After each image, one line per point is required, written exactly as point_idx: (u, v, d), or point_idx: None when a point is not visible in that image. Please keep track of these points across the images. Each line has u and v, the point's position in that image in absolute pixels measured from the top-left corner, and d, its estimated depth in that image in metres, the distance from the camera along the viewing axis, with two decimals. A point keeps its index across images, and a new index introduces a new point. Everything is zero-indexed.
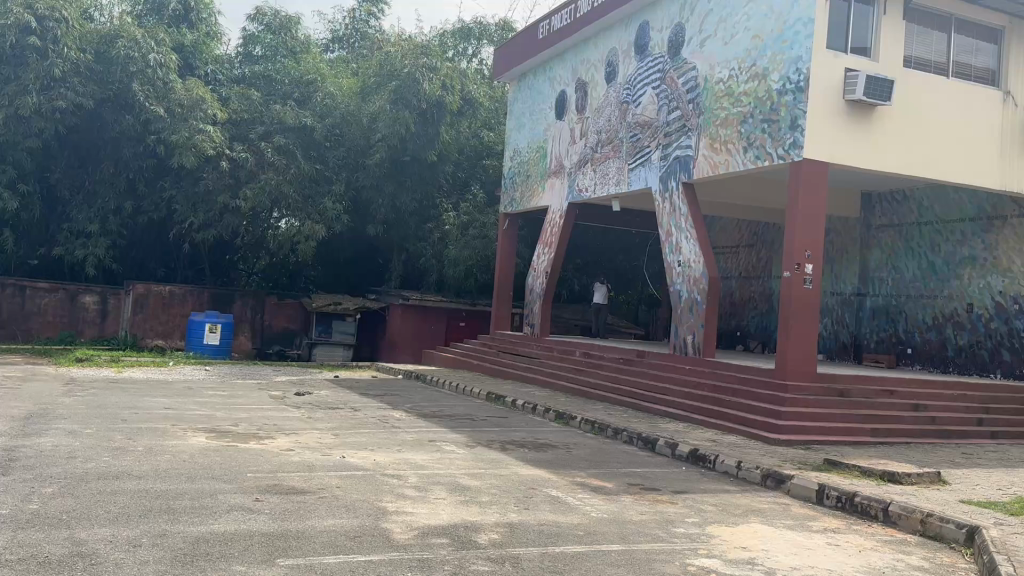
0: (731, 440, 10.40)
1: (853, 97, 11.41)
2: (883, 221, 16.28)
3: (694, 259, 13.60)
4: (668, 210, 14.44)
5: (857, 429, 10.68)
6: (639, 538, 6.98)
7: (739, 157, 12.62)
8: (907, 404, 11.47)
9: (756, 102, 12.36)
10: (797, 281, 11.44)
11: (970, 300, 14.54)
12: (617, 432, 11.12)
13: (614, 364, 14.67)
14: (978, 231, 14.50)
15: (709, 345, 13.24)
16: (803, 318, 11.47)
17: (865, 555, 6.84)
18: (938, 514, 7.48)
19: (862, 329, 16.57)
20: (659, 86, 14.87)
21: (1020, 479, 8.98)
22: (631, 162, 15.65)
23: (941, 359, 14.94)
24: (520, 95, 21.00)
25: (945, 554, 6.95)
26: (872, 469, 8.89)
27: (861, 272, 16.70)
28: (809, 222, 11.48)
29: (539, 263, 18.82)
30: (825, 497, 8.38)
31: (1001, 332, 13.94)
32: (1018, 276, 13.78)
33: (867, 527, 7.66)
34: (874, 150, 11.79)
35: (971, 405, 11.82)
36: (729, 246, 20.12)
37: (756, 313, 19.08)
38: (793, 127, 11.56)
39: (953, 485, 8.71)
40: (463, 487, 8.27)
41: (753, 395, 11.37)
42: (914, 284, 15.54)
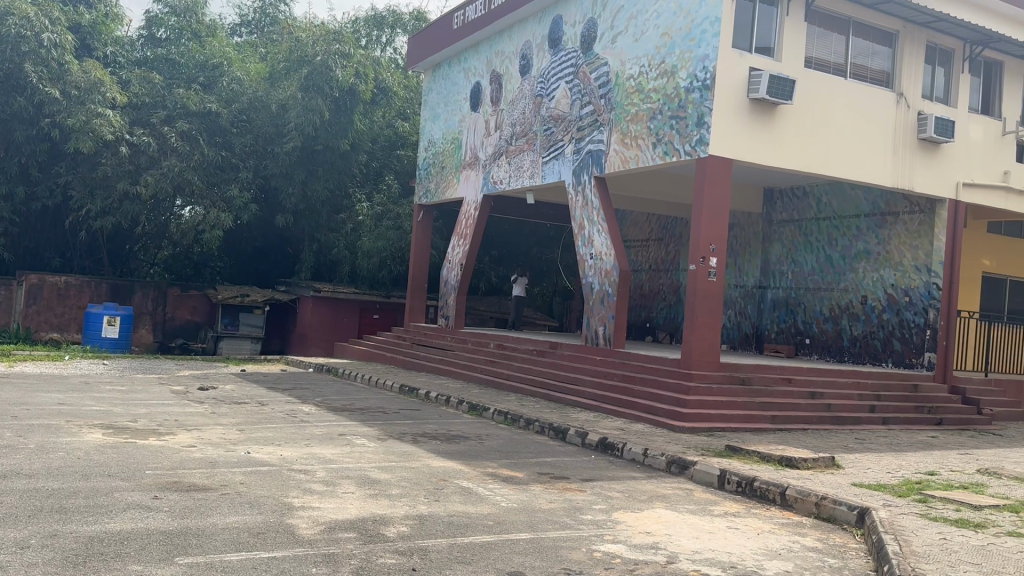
0: (639, 428, 10.63)
1: (757, 96, 11.78)
2: (784, 215, 16.88)
3: (605, 252, 13.81)
4: (581, 202, 14.58)
5: (757, 416, 11.08)
6: (547, 526, 7.06)
7: (649, 152, 12.85)
8: (804, 391, 11.95)
9: (665, 99, 12.61)
10: (703, 273, 11.74)
11: (864, 292, 15.20)
12: (528, 422, 11.21)
13: (528, 355, 14.79)
14: (872, 227, 15.17)
15: (619, 336, 13.48)
16: (708, 309, 11.80)
17: (763, 537, 7.10)
18: (831, 496, 7.82)
19: (763, 320, 17.16)
20: (572, 80, 15.01)
21: (906, 462, 9.48)
22: (545, 155, 15.78)
23: (837, 348, 15.62)
24: (434, 85, 20.86)
25: (837, 535, 7.28)
26: (770, 454, 9.23)
27: (763, 265, 17.31)
28: (714, 216, 11.81)
29: (453, 255, 18.79)
30: (725, 482, 8.66)
31: (892, 323, 14.59)
32: (907, 269, 14.43)
33: (766, 511, 7.95)
34: (775, 147, 12.20)
35: (864, 393, 12.40)
36: (640, 240, 20.50)
37: (665, 306, 19.55)
38: (699, 125, 11.87)
39: (845, 469, 9.12)
40: (373, 480, 8.19)
41: (659, 384, 11.66)
42: (813, 276, 16.20)
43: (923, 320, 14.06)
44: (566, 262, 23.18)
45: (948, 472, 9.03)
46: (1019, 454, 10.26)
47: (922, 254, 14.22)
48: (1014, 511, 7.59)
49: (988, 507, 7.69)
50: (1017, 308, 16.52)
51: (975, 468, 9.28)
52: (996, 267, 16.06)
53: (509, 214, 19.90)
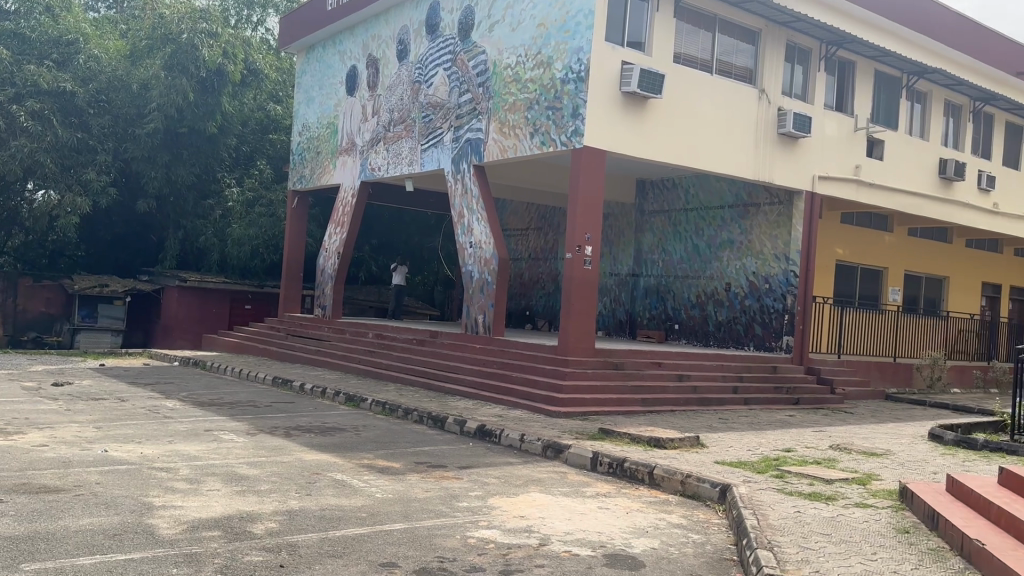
0: (516, 414, 10.74)
1: (629, 90, 12.12)
2: (655, 206, 17.44)
3: (484, 241, 13.86)
4: (460, 191, 14.57)
5: (629, 399, 11.44)
6: (422, 515, 7.04)
7: (526, 142, 12.98)
8: (672, 374, 12.44)
9: (541, 89, 12.75)
10: (578, 262, 11.99)
11: (728, 280, 15.92)
12: (406, 412, 11.12)
13: (407, 344, 14.70)
14: (735, 217, 15.87)
15: (498, 324, 13.59)
16: (583, 297, 12.08)
17: (631, 516, 7.34)
18: (695, 474, 8.16)
19: (636, 307, 17.70)
20: (450, 68, 14.94)
21: (765, 440, 10.00)
22: (423, 143, 15.68)
23: (703, 333, 16.31)
24: (308, 67, 20.31)
25: (701, 511, 7.60)
26: (640, 436, 9.54)
27: (636, 254, 17.83)
28: (589, 206, 12.06)
29: (330, 242, 18.40)
30: (598, 464, 8.88)
31: (753, 308, 15.37)
32: (767, 258, 15.23)
33: (635, 490, 8.21)
34: (646, 139, 12.59)
35: (727, 375, 13.03)
36: (520, 229, 20.69)
37: (544, 294, 19.86)
38: (574, 116, 12.10)
39: (709, 448, 9.54)
40: (240, 476, 7.93)
41: (536, 370, 11.86)
42: (681, 265, 16.84)
43: (781, 305, 14.90)
44: (446, 250, 23.17)
45: (803, 449, 9.60)
46: (866, 430, 11.02)
47: (780, 243, 15.03)
48: (861, 484, 8.14)
49: (838, 480, 8.22)
50: (866, 293, 17.71)
51: (827, 444, 9.90)
52: (848, 255, 17.16)
53: (388, 202, 19.75)
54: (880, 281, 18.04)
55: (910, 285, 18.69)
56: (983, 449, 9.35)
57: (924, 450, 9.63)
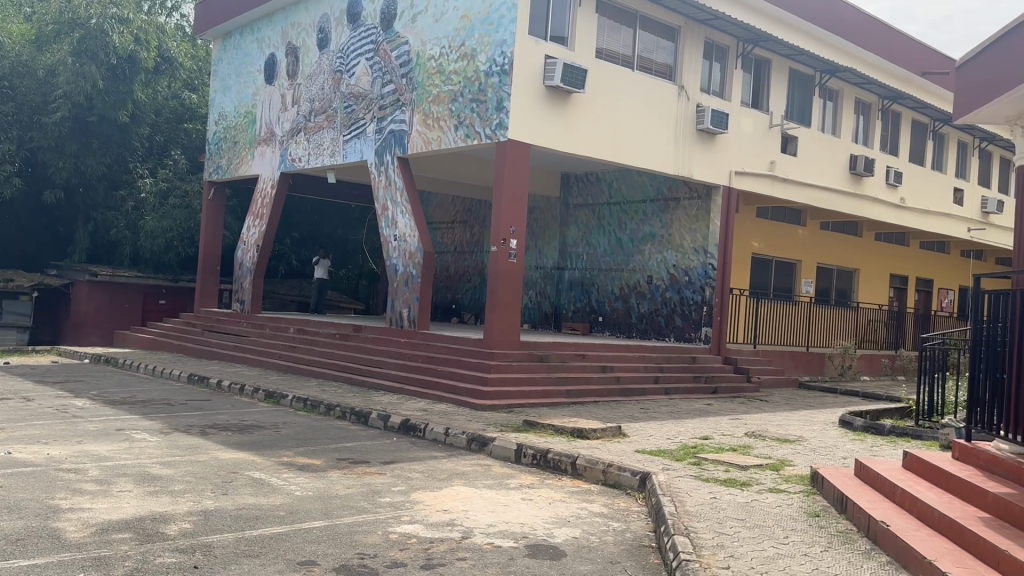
0: (441, 408, 10.72)
1: (552, 84, 12.21)
2: (579, 200, 17.62)
3: (409, 234, 13.77)
4: (383, 183, 14.43)
5: (553, 390, 11.55)
6: (342, 512, 6.96)
7: (451, 134, 12.94)
8: (595, 365, 12.62)
9: (465, 82, 12.73)
10: (504, 254, 12.02)
11: (649, 272, 16.22)
12: (329, 408, 10.96)
13: (329, 339, 14.50)
14: (656, 212, 16.16)
15: (423, 318, 13.54)
16: (508, 290, 12.13)
17: (554, 506, 7.41)
18: (616, 463, 8.29)
19: (561, 299, 17.87)
20: (372, 58, 14.75)
21: (684, 429, 10.24)
22: (345, 133, 15.47)
23: (626, 325, 16.58)
24: (225, 55, 19.77)
25: (622, 500, 7.72)
26: (563, 427, 9.64)
27: (561, 247, 17.99)
28: (514, 198, 12.10)
29: (249, 235, 17.98)
30: (522, 456, 8.92)
31: (674, 300, 15.72)
32: (687, 251, 15.57)
33: (558, 480, 8.28)
34: (569, 133, 12.71)
35: (648, 365, 13.29)
36: (446, 222, 20.64)
37: (470, 287, 19.86)
38: (499, 109, 12.12)
39: (630, 437, 9.72)
40: (153, 476, 7.69)
41: (461, 363, 11.85)
42: (605, 258, 17.08)
43: (701, 297, 15.28)
44: (371, 244, 22.96)
45: (720, 437, 9.87)
46: (780, 417, 11.40)
47: (699, 237, 15.39)
48: (774, 469, 8.42)
49: (753, 467, 8.47)
50: (781, 285, 18.30)
51: (743, 432, 10.20)
52: (764, 248, 17.68)
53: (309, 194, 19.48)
54: (795, 273, 18.66)
55: (822, 277, 19.39)
56: (890, 434, 9.76)
57: (836, 435, 10.01)
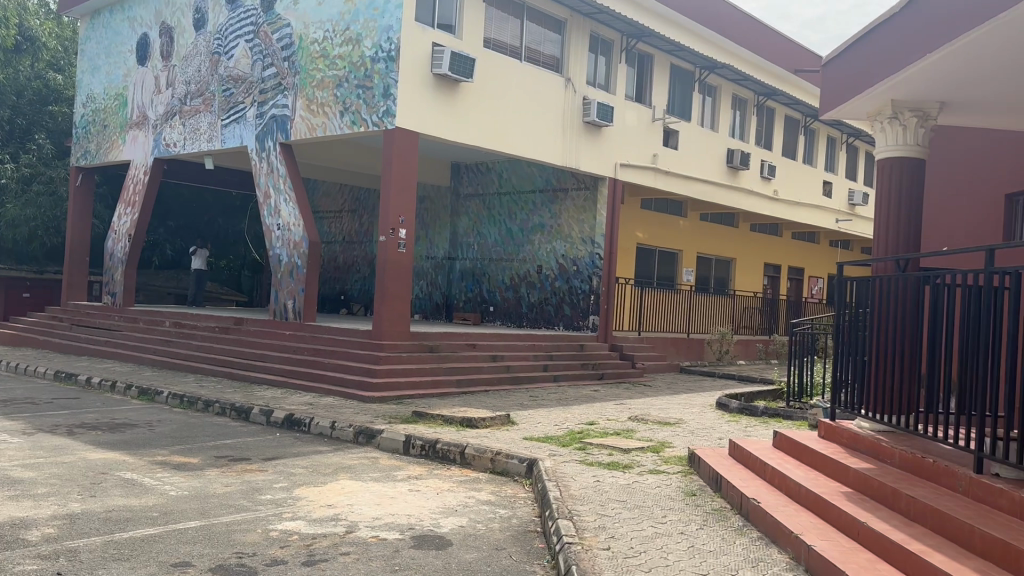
0: (327, 401, 10.51)
1: (440, 72, 12.14)
2: (469, 189, 17.62)
3: (293, 223, 13.42)
4: (265, 169, 14.02)
5: (444, 380, 11.54)
6: (220, 511, 6.72)
7: (336, 121, 12.68)
8: (485, 355, 12.68)
9: (350, 67, 12.50)
10: (392, 245, 11.92)
11: (539, 262, 16.42)
12: (208, 404, 10.58)
13: (209, 333, 13.98)
14: (545, 202, 16.36)
15: (309, 309, 13.25)
16: (397, 280, 12.03)
17: (442, 496, 7.36)
18: (504, 451, 8.32)
19: (452, 289, 17.87)
20: (252, 40, 14.26)
21: (570, 415, 10.45)
22: (224, 117, 14.93)
23: (516, 314, 16.75)
24: (93, 33, 18.67)
25: (509, 487, 7.75)
26: (452, 417, 9.62)
27: (451, 237, 17.96)
28: (402, 187, 11.98)
29: (120, 224, 17.12)
30: (410, 447, 8.81)
31: (563, 289, 15.99)
32: (575, 241, 15.85)
33: (446, 470, 8.23)
34: (457, 122, 12.68)
35: (538, 353, 13.48)
36: (334, 211, 20.25)
37: (359, 277, 19.58)
38: (385, 96, 11.96)
39: (519, 425, 9.82)
40: (12, 481, 7.20)
41: (349, 356, 11.67)
42: (495, 248, 17.18)
43: (588, 286, 15.61)
44: (253, 233, 22.54)
45: (605, 422, 10.10)
46: (662, 401, 11.78)
47: (587, 227, 15.70)
48: (655, 452, 8.69)
49: (635, 450, 8.71)
50: (664, 274, 18.91)
51: (627, 416, 10.47)
52: (648, 239, 18.21)
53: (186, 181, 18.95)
54: (677, 263, 19.30)
55: (703, 266, 20.15)
56: (763, 415, 10.23)
57: (713, 417, 10.42)
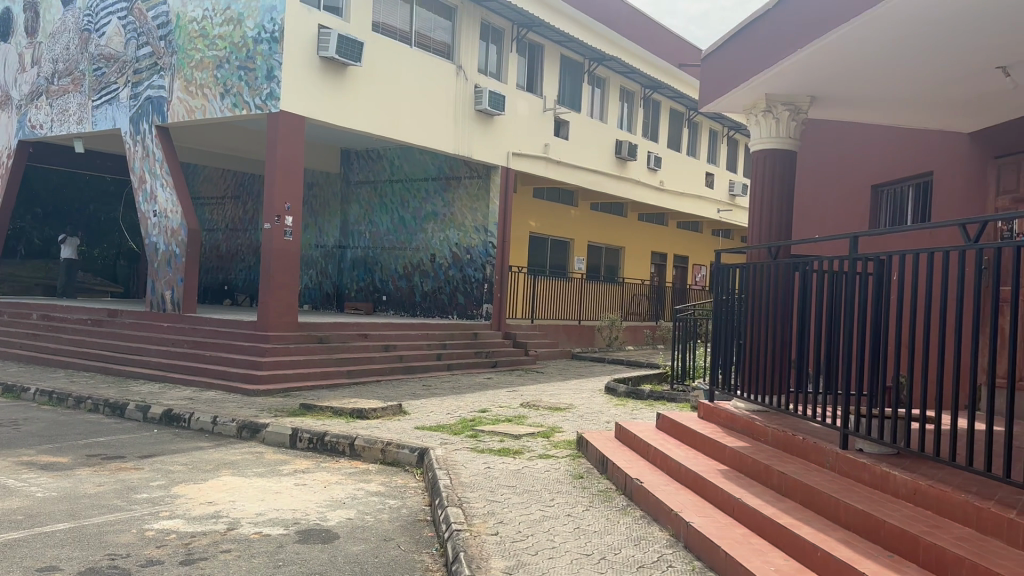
0: (209, 395, 10.15)
1: (326, 55, 11.88)
2: (360, 176, 17.34)
3: (170, 210, 12.89)
4: (140, 153, 13.41)
5: (333, 371, 11.33)
6: (92, 512, 6.38)
7: (216, 103, 12.25)
8: (377, 345, 12.53)
9: (231, 48, 12.06)
10: (278, 232, 11.62)
11: (432, 251, 16.34)
12: (79, 401, 10.03)
13: (80, 326, 13.25)
14: (438, 190, 16.24)
15: (189, 300, 12.79)
16: (283, 269, 11.76)
17: (330, 489, 7.22)
18: (395, 441, 8.24)
19: (343, 279, 17.63)
20: (125, 17, 13.53)
21: (463, 403, 10.46)
22: (95, 98, 14.17)
23: (409, 304, 16.67)
24: None
25: (400, 477, 7.68)
26: (342, 409, 9.46)
27: (341, 226, 17.66)
28: (288, 173, 11.69)
29: None
30: (297, 440, 8.60)
31: (457, 278, 15.99)
32: (468, 230, 15.85)
33: (334, 462, 8.08)
34: (344, 107, 12.42)
35: (430, 343, 13.45)
36: (216, 197, 19.52)
37: (244, 267, 19.04)
38: (269, 79, 11.61)
39: (410, 415, 9.76)
40: None
41: (232, 348, 11.30)
42: (388, 237, 16.97)
43: (482, 275, 15.67)
44: (128, 221, 21.73)
45: (496, 409, 10.17)
46: (552, 387, 11.97)
47: (479, 216, 15.72)
48: (545, 437, 8.81)
49: (526, 436, 8.81)
50: (556, 262, 19.19)
51: (518, 403, 10.59)
52: (540, 228, 18.40)
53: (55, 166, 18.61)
54: (569, 251, 19.61)
55: (593, 254, 20.54)
56: (649, 398, 10.54)
57: (601, 401, 10.65)
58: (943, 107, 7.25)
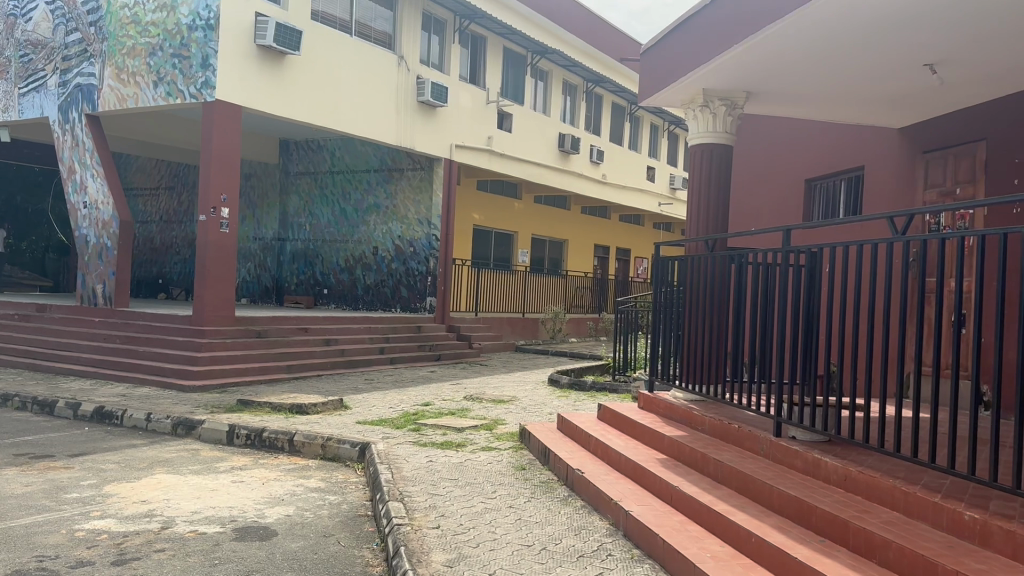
0: (143, 391, 9.90)
1: (264, 43, 11.64)
2: (299, 167, 17.08)
3: (101, 201, 12.51)
4: (69, 142, 13.01)
5: (272, 366, 11.16)
6: (18, 513, 6.16)
7: (149, 92, 11.93)
8: (318, 339, 12.39)
9: (165, 35, 11.74)
10: (214, 224, 11.38)
11: (375, 243, 16.22)
12: (5, 399, 9.69)
13: (7, 321, 12.80)
14: (380, 182, 16.10)
15: (122, 294, 12.45)
16: (220, 262, 11.52)
17: (268, 486, 7.11)
18: (335, 437, 8.16)
19: (282, 272, 17.38)
20: (52, 1, 13.08)
21: (405, 397, 10.42)
22: (22, 85, 13.78)
23: (351, 297, 16.54)
24: None
25: (340, 472, 7.61)
26: (281, 404, 9.32)
27: (280, 217, 17.38)
28: (224, 164, 11.45)
29: None
30: (234, 437, 8.45)
31: (399, 271, 15.89)
32: (411, 222, 15.75)
33: (273, 459, 7.96)
34: (283, 96, 12.21)
35: (373, 336, 13.35)
36: (150, 188, 19.02)
37: (179, 260, 18.62)
38: (204, 67, 11.33)
39: (352, 409, 9.67)
40: None
41: (168, 343, 11.04)
42: (329, 229, 16.76)
43: (425, 268, 15.60)
44: (57, 212, 21.04)
45: (439, 402, 10.15)
46: (494, 380, 11.99)
47: (423, 208, 15.62)
48: (488, 430, 8.82)
49: (468, 429, 8.81)
50: (500, 255, 19.21)
51: (461, 396, 10.59)
52: (484, 220, 18.40)
53: None
54: (512, 244, 19.65)
55: (537, 247, 20.62)
56: (591, 389, 10.65)
57: (544, 393, 10.72)
58: (873, 103, 7.46)
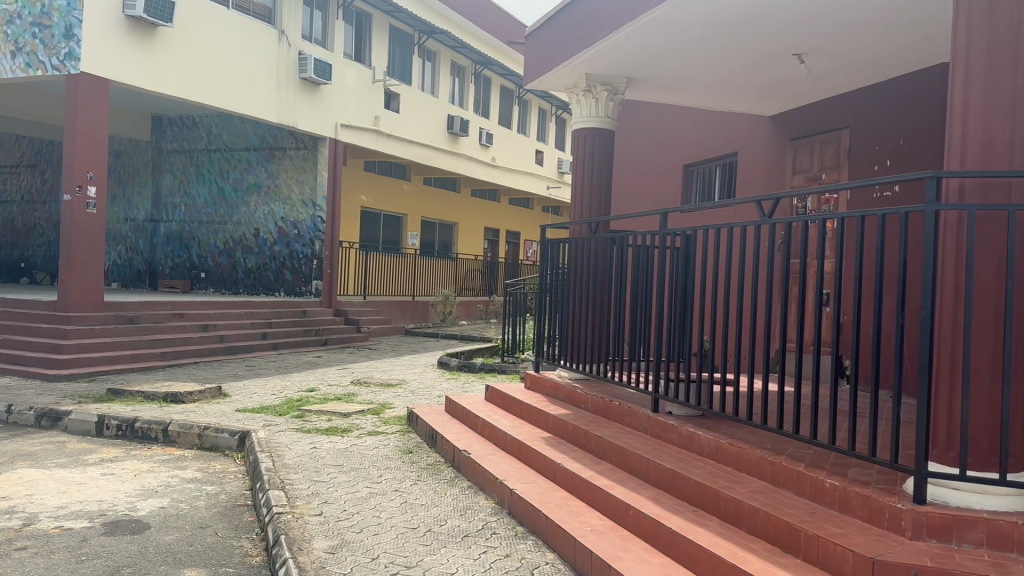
0: (2, 382, 9.28)
1: (133, 13, 11.00)
2: (173, 145, 16.33)
3: None
4: None
5: (146, 353, 10.68)
6: None
7: (7, 63, 11.35)
8: (196, 324, 11.95)
9: (25, 2, 11.08)
10: (80, 204, 10.74)
11: (256, 225, 15.76)
12: None
13: None
14: (260, 160, 15.61)
15: None
16: (86, 244, 10.88)
17: (140, 478, 6.80)
18: (213, 426, 7.87)
19: (156, 255, 16.68)
20: None
21: (288, 383, 10.19)
22: None
23: (232, 281, 16.06)
24: None
25: (218, 462, 7.36)
26: (155, 393, 8.92)
27: (153, 197, 16.61)
28: (91, 139, 10.81)
29: None
30: (104, 428, 8.03)
31: (283, 254, 15.52)
32: (293, 203, 15.37)
33: (146, 450, 7.61)
34: (153, 70, 11.60)
35: (255, 321, 12.99)
36: (8, 165, 17.76)
37: (42, 242, 17.52)
38: (68, 37, 10.64)
39: (231, 397, 9.37)
40: None
41: (30, 330, 10.38)
42: (206, 210, 16.16)
43: (310, 250, 15.25)
44: None
45: (325, 387, 9.98)
46: (381, 364, 11.89)
47: (307, 188, 15.27)
48: (375, 414, 8.74)
49: (354, 414, 8.70)
50: (389, 238, 19.00)
51: (347, 380, 10.45)
52: (372, 202, 18.13)
53: None
54: (402, 227, 19.47)
55: (427, 230, 20.51)
56: (480, 370, 10.73)
57: (432, 376, 10.71)
58: (743, 91, 7.77)
